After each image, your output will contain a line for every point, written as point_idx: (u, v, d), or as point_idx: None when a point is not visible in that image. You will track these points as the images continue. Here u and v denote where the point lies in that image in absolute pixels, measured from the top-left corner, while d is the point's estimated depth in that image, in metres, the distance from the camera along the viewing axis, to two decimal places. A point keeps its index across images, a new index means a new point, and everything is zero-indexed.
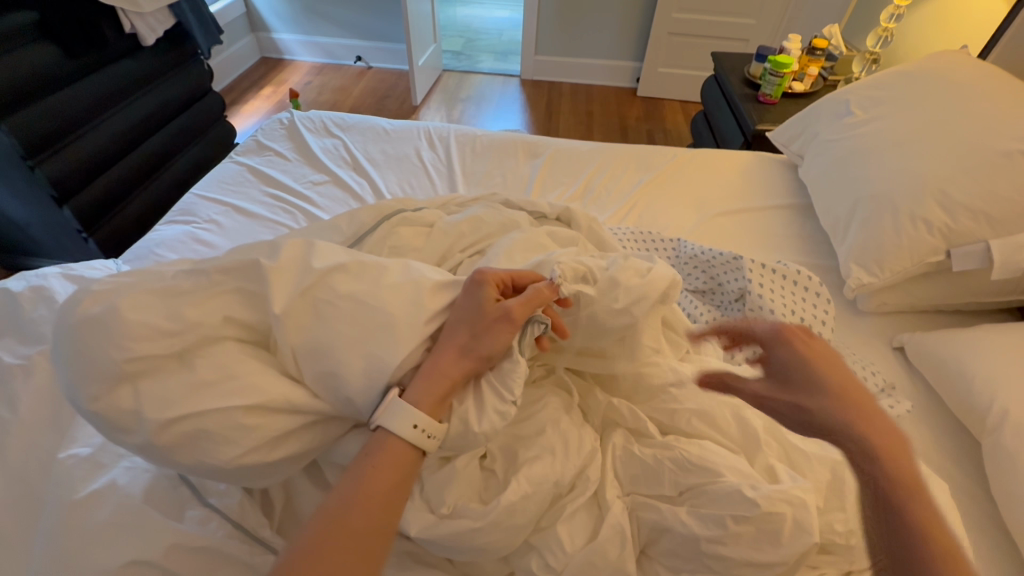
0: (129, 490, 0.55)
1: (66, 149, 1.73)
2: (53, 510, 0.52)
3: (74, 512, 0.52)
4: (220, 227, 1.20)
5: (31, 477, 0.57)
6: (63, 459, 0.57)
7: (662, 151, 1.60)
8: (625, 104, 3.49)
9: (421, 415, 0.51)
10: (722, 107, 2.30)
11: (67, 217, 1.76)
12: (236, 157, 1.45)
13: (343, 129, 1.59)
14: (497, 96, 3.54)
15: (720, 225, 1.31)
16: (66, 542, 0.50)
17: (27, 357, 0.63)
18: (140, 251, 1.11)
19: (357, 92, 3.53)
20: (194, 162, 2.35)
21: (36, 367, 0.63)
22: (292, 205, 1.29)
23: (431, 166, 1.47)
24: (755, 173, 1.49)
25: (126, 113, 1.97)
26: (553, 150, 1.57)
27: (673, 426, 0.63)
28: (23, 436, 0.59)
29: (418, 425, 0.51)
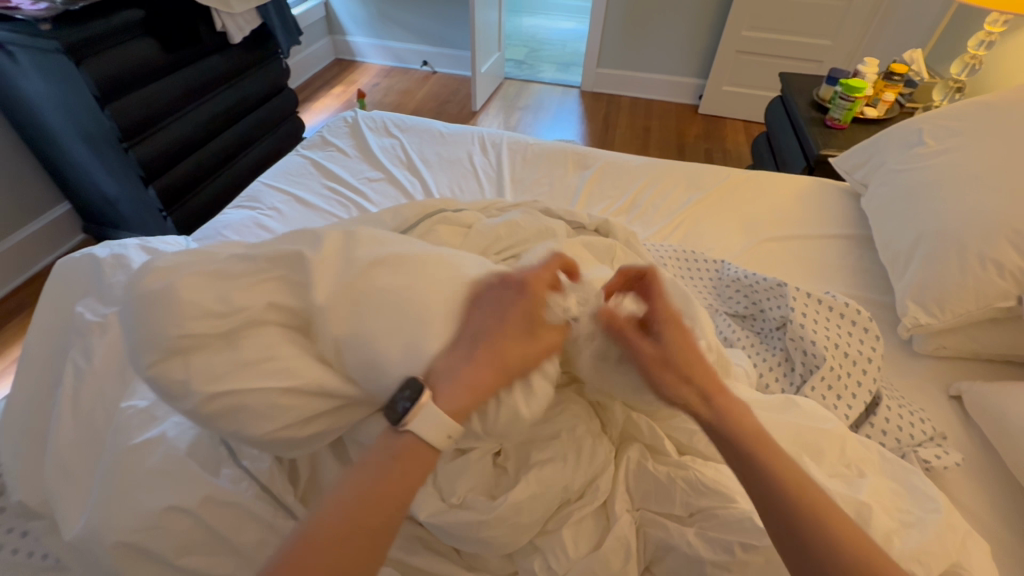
0: (174, 446, 0.59)
1: (156, 134, 1.90)
2: (111, 453, 0.58)
3: (127, 460, 0.58)
4: (282, 215, 1.29)
5: (98, 423, 0.64)
6: (123, 408, 0.63)
7: (716, 170, 1.57)
8: (684, 121, 3.44)
9: (451, 425, 0.51)
10: (785, 129, 2.22)
11: (150, 195, 1.93)
12: (302, 151, 1.55)
13: (401, 130, 1.66)
14: (555, 106, 3.57)
15: (768, 251, 1.28)
16: (120, 482, 0.56)
17: (102, 315, 0.71)
18: (209, 231, 1.21)
19: (421, 95, 3.66)
20: (265, 153, 2.52)
21: (110, 325, 0.70)
22: (348, 199, 1.37)
23: (481, 171, 1.51)
24: (812, 200, 1.44)
25: (211, 104, 2.14)
26: (603, 162, 1.57)
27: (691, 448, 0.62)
28: (95, 386, 0.66)
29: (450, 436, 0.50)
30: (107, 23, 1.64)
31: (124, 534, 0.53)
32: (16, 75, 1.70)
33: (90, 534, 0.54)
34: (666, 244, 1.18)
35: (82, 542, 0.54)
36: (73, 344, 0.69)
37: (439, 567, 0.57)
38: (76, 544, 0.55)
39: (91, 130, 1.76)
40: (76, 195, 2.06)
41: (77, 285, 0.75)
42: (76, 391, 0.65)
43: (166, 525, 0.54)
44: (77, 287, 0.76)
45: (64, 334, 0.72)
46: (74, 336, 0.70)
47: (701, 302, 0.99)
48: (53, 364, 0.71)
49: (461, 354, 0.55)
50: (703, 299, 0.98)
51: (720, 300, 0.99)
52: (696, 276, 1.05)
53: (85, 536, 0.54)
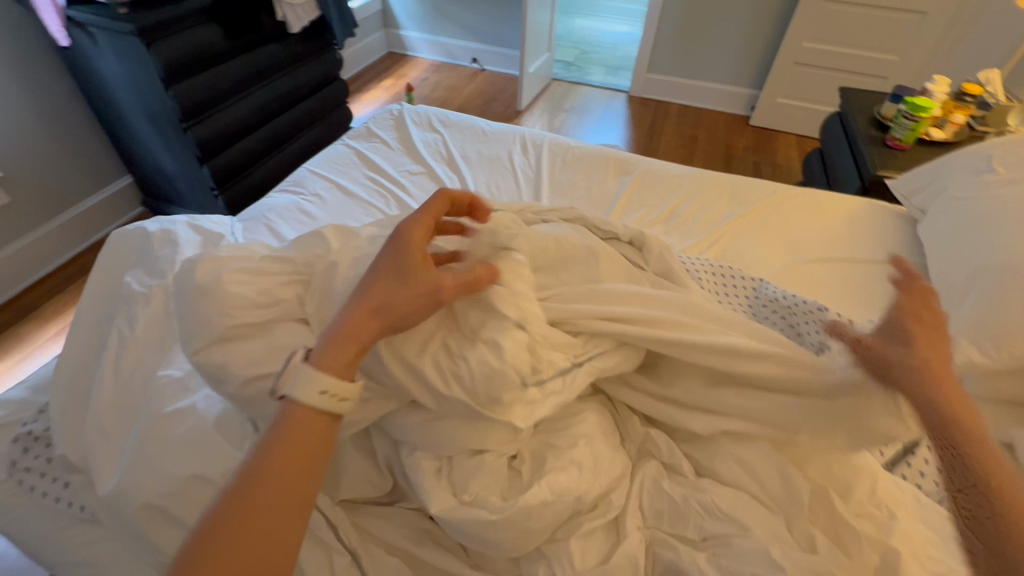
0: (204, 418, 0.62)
1: (214, 116, 1.99)
2: (145, 419, 0.61)
3: (162, 426, 0.61)
4: (322, 201, 1.33)
5: (137, 387, 0.67)
6: (159, 376, 0.66)
7: (762, 185, 1.51)
8: (733, 132, 3.34)
9: (329, 381, 0.51)
10: (841, 146, 2.13)
11: (204, 174, 2.03)
12: (347, 141, 1.59)
13: (445, 126, 1.68)
14: (601, 110, 3.54)
15: (811, 273, 1.22)
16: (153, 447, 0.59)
17: (147, 287, 0.74)
18: (254, 212, 1.26)
19: (467, 92, 3.70)
20: (314, 141, 2.60)
21: (154, 295, 0.73)
22: (388, 190, 1.39)
23: (520, 171, 1.51)
24: (863, 223, 1.37)
25: (267, 90, 2.23)
26: (644, 170, 1.54)
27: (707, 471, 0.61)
28: (137, 352, 0.69)
29: (327, 391, 0.50)
30: (176, 9, 1.73)
31: (152, 496, 0.56)
32: (92, 55, 1.81)
33: (121, 493, 0.57)
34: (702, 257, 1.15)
35: (114, 499, 0.57)
36: (119, 311, 0.73)
37: (445, 562, 0.58)
38: (108, 500, 0.59)
39: (155, 109, 1.86)
40: (138, 170, 2.18)
41: (128, 255, 0.80)
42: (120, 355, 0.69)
43: (189, 492, 0.57)
44: (129, 257, 0.80)
45: (114, 301, 0.76)
46: (120, 304, 0.74)
47: (734, 320, 0.96)
48: (101, 328, 0.75)
49: (370, 311, 0.53)
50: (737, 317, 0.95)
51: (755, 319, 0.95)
52: (731, 294, 1.02)
53: (116, 494, 0.57)
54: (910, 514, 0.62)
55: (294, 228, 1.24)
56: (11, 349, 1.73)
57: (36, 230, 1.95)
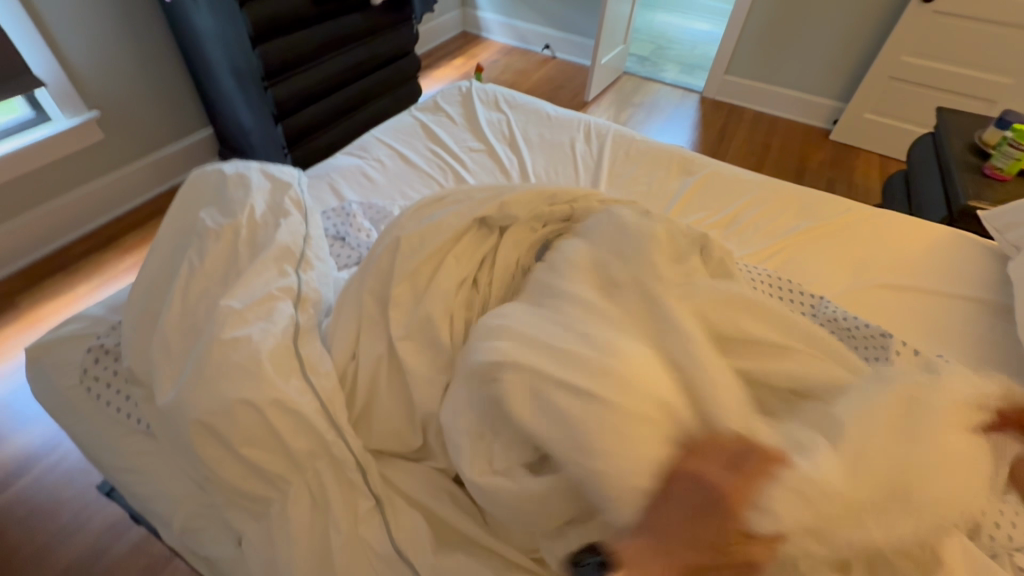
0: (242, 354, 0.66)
1: (293, 79, 2.08)
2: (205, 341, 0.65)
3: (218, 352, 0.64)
4: (384, 167, 1.36)
5: (198, 315, 0.71)
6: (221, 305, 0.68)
7: (835, 200, 1.43)
8: (809, 145, 3.16)
9: None
10: (929, 170, 1.98)
11: (277, 133, 2.13)
12: (414, 112, 1.61)
13: (510, 107, 1.68)
14: (670, 108, 3.43)
15: (878, 298, 1.15)
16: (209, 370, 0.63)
17: (219, 224, 0.79)
18: (320, 171, 1.31)
19: (536, 78, 3.67)
20: (383, 112, 2.67)
21: (224, 232, 0.78)
22: (447, 164, 1.41)
23: (581, 159, 1.49)
24: (944, 254, 1.27)
25: (345, 58, 2.30)
26: (709, 171, 1.49)
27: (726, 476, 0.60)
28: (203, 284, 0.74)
29: None
30: None
31: (203, 414, 0.60)
32: (190, 9, 1.92)
33: (177, 406, 0.61)
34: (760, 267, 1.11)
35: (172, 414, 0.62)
36: (192, 243, 0.78)
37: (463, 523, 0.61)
38: (166, 410, 0.63)
39: (241, 66, 1.96)
40: (219, 123, 2.31)
41: (205, 194, 0.85)
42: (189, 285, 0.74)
43: (236, 415, 0.60)
44: (203, 198, 0.85)
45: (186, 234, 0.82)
46: (194, 237, 0.79)
47: None
48: (173, 257, 0.80)
49: None
50: None
51: None
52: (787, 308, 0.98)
53: (173, 407, 0.62)
54: (945, 556, 0.59)
55: (355, 191, 1.28)
56: (94, 274, 1.89)
57: (125, 169, 2.11)
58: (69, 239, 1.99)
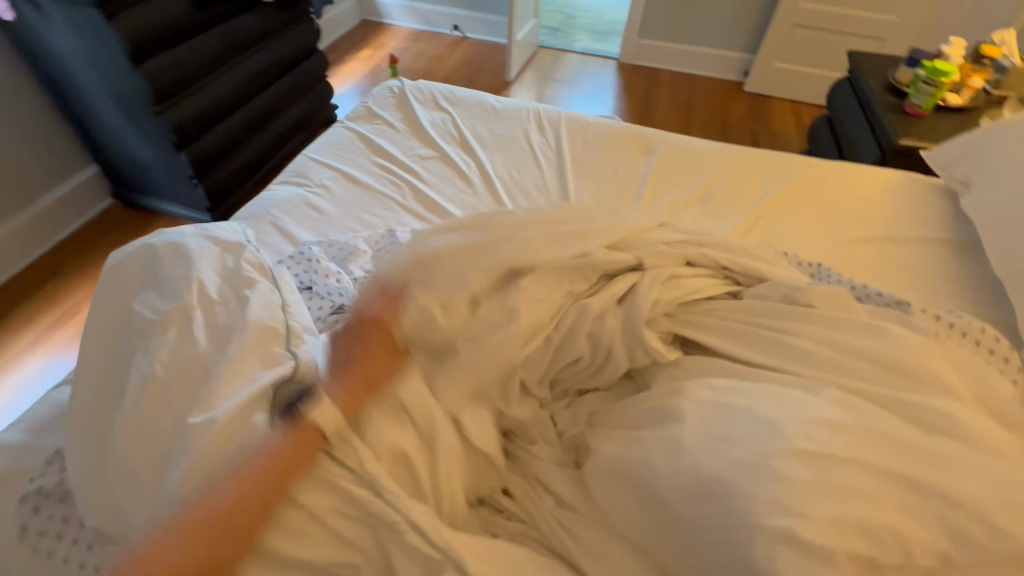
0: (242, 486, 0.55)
1: (189, 98, 1.82)
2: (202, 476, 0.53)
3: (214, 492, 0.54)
4: (330, 193, 1.21)
5: (162, 437, 0.58)
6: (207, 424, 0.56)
7: (793, 158, 1.45)
8: (729, 99, 3.25)
9: None
10: (853, 113, 2.07)
11: (182, 162, 1.88)
12: (347, 123, 1.45)
13: (451, 103, 1.55)
14: (592, 79, 3.40)
15: (857, 253, 1.18)
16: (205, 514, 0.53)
17: (165, 314, 0.65)
18: (256, 209, 1.14)
19: (451, 63, 3.50)
20: (297, 120, 2.43)
21: (177, 325, 0.64)
22: (400, 177, 1.28)
23: (540, 152, 1.41)
24: (900, 197, 1.33)
25: (244, 67, 2.04)
26: (670, 147, 1.45)
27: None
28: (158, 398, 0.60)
29: None
30: None
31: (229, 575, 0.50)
32: (44, 30, 1.59)
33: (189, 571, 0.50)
34: None
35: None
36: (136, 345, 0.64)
37: None
38: None
39: (124, 90, 1.68)
40: (106, 160, 1.99)
41: (133, 278, 0.70)
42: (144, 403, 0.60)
43: None
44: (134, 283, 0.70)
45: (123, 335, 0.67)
46: (136, 336, 0.64)
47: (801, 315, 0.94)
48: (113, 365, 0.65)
49: None
50: None
51: None
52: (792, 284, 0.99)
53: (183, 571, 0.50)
54: None
55: (306, 226, 1.13)
56: None
57: None
58: None
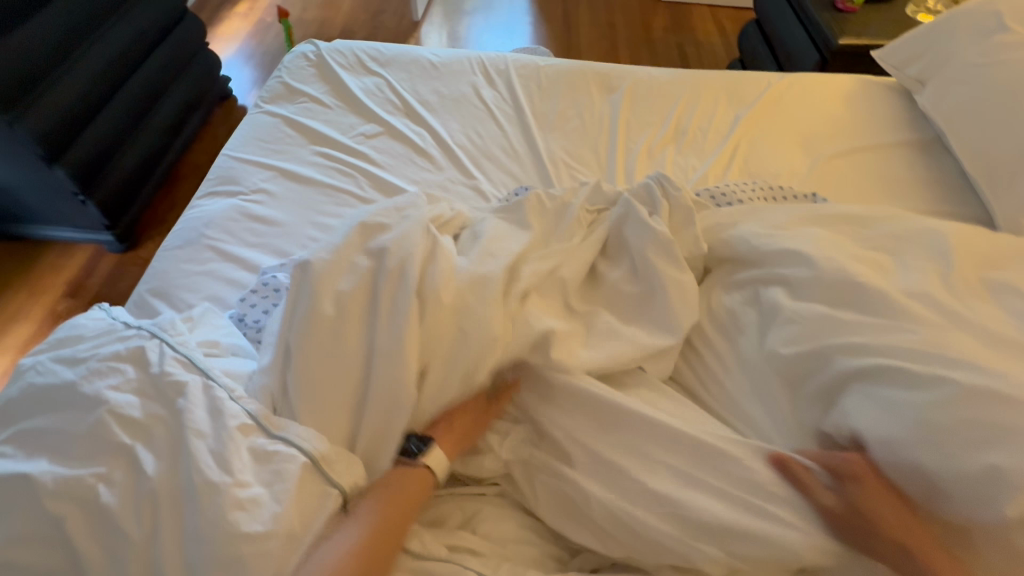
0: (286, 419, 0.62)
1: (42, 98, 1.53)
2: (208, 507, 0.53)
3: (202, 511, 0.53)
4: (272, 198, 1.05)
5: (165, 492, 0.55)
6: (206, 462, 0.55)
7: (756, 77, 1.38)
8: (648, 11, 3.13)
9: None
10: (783, 14, 2.04)
11: (59, 177, 1.61)
12: (265, 107, 1.23)
13: (382, 64, 1.35)
14: (506, 6, 3.14)
15: (836, 170, 1.17)
16: (246, 458, 0.57)
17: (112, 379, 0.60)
18: (188, 234, 0.98)
19: (347, 7, 3.11)
20: (185, 101, 2.11)
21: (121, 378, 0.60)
22: (349, 165, 1.12)
23: (496, 108, 1.27)
24: (862, 101, 1.32)
25: (100, 48, 1.71)
26: (631, 81, 1.35)
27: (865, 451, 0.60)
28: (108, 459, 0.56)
29: None
30: None
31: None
32: None
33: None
34: (734, 182, 1.06)
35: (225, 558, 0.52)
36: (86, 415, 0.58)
37: None
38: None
39: None
40: None
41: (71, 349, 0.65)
42: (146, 374, 0.61)
43: None
44: (87, 310, 0.70)
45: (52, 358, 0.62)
46: (82, 406, 0.58)
47: (725, 187, 1.00)
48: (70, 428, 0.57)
49: None
50: (731, 185, 0.99)
51: (741, 185, 1.00)
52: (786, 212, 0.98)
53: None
54: None
55: (253, 244, 0.97)
56: None
57: None
58: None
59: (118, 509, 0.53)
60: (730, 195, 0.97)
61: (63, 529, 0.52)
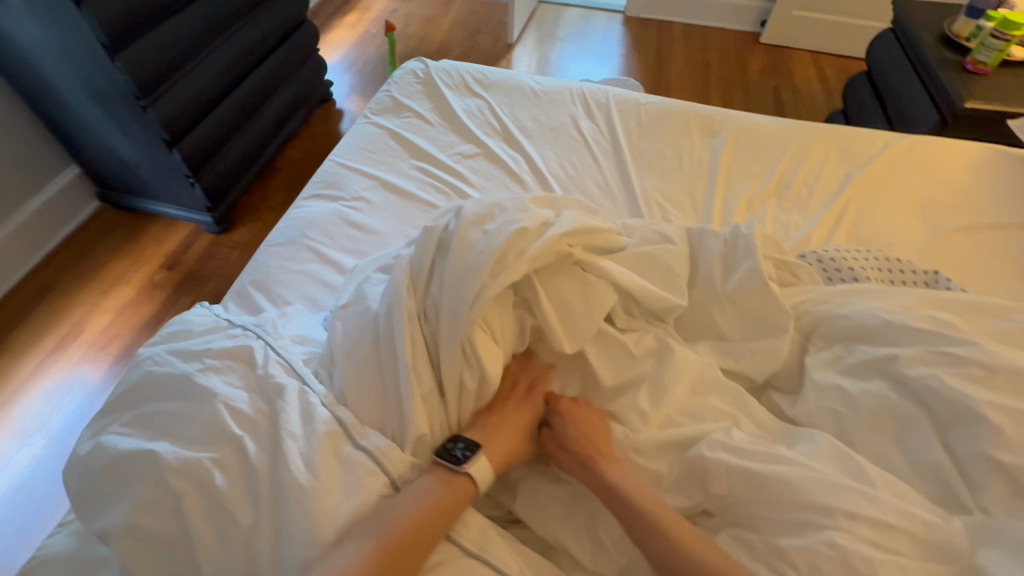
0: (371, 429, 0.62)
1: (175, 87, 1.67)
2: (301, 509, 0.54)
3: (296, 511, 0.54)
4: (371, 207, 1.09)
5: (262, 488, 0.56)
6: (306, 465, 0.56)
7: (872, 135, 1.30)
8: (745, 52, 3.05)
9: None
10: (900, 69, 1.92)
11: (175, 160, 1.75)
12: (373, 118, 1.28)
13: (485, 87, 1.38)
14: (600, 35, 3.17)
15: (957, 246, 1.07)
16: (332, 463, 0.58)
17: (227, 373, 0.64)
18: (291, 233, 1.03)
19: (447, 25, 3.24)
20: (290, 101, 2.26)
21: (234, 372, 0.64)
22: (445, 183, 1.15)
23: (593, 141, 1.27)
24: (993, 174, 1.21)
25: (229, 47, 1.86)
26: (735, 127, 1.30)
27: (995, 567, 0.50)
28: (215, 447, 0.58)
29: None
30: None
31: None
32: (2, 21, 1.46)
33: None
34: (840, 245, 0.99)
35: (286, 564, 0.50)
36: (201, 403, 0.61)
37: None
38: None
39: (104, 86, 1.56)
40: (91, 160, 1.88)
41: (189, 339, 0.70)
42: (253, 375, 0.64)
43: None
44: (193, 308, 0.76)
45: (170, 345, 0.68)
46: (198, 394, 0.61)
47: (835, 251, 0.92)
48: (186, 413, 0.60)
49: None
50: (842, 251, 0.91)
51: (853, 252, 0.92)
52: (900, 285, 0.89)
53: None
54: None
55: (348, 249, 1.01)
56: None
57: None
58: None
59: (230, 495, 0.55)
60: (837, 260, 0.90)
61: (180, 504, 0.54)
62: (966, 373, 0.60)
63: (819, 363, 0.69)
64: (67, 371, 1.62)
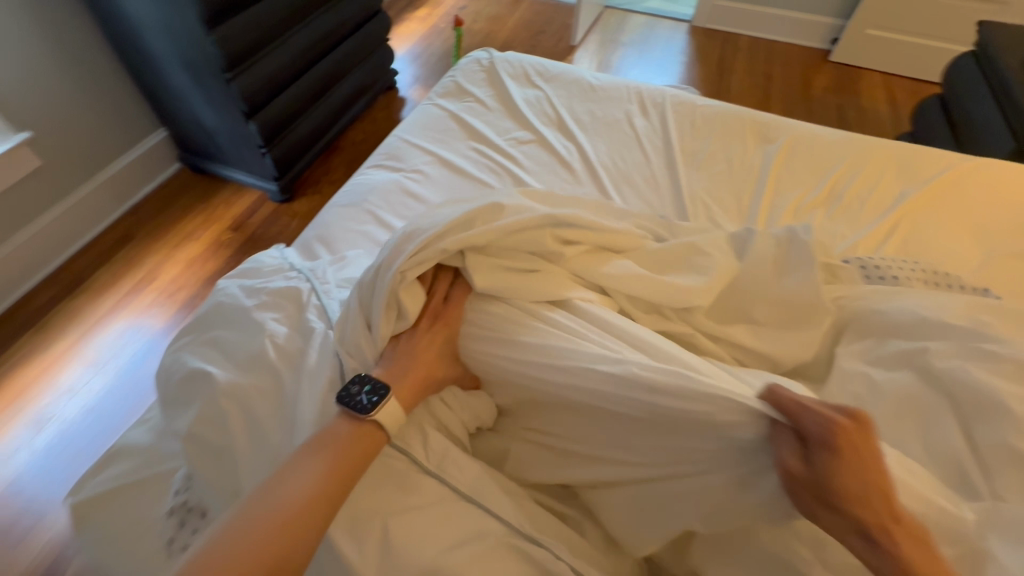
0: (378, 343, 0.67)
1: (258, 64, 1.81)
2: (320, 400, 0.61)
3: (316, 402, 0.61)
4: (427, 179, 1.16)
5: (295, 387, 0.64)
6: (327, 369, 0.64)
7: (934, 154, 1.27)
8: (812, 69, 2.98)
9: None
10: (976, 94, 1.84)
11: (251, 130, 1.89)
12: (436, 100, 1.36)
13: (545, 80, 1.44)
14: (662, 43, 3.17)
15: (1014, 271, 1.04)
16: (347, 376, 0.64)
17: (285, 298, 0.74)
18: (354, 196, 1.11)
19: (512, 24, 3.33)
20: (358, 85, 2.39)
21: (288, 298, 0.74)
22: (498, 164, 1.21)
23: (644, 138, 1.30)
24: None
25: (309, 30, 1.99)
26: (789, 136, 1.30)
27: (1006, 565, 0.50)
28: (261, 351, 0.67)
29: None
30: None
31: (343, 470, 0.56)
32: None
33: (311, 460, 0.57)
34: (884, 257, 0.98)
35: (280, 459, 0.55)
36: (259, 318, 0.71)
37: None
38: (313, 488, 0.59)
39: (197, 58, 1.70)
40: (176, 125, 2.06)
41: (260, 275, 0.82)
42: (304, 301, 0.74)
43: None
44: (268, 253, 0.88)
45: (246, 279, 0.79)
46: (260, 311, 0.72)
47: (878, 260, 0.92)
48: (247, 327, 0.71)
49: None
50: (885, 260, 0.91)
51: (897, 262, 0.91)
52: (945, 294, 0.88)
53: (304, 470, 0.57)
54: None
55: (404, 216, 1.08)
56: (73, 327, 1.72)
57: (72, 195, 1.87)
58: (25, 288, 1.79)
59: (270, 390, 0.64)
60: (880, 268, 0.90)
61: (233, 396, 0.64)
62: (996, 377, 0.60)
63: (846, 356, 0.70)
64: (139, 311, 1.78)
